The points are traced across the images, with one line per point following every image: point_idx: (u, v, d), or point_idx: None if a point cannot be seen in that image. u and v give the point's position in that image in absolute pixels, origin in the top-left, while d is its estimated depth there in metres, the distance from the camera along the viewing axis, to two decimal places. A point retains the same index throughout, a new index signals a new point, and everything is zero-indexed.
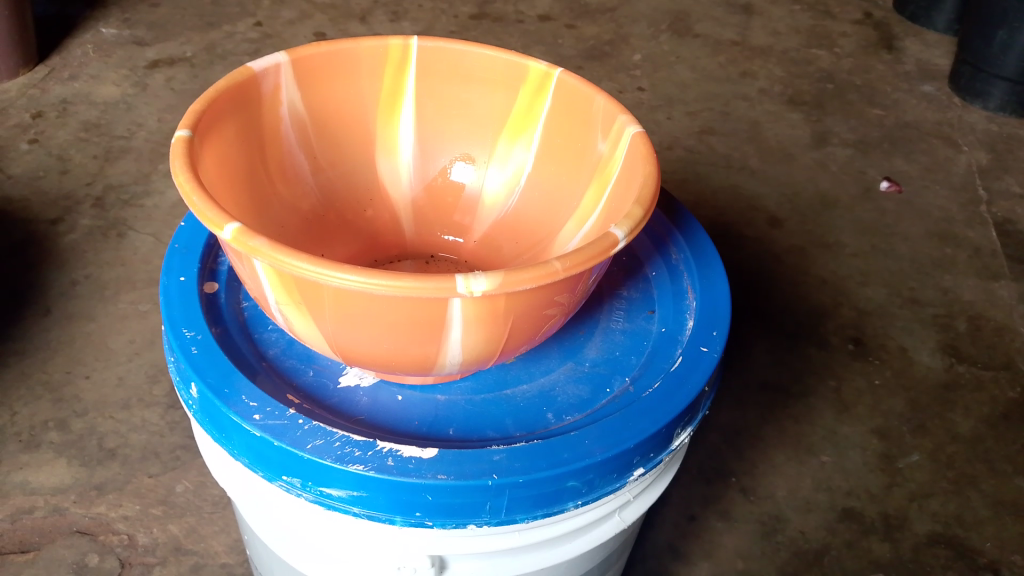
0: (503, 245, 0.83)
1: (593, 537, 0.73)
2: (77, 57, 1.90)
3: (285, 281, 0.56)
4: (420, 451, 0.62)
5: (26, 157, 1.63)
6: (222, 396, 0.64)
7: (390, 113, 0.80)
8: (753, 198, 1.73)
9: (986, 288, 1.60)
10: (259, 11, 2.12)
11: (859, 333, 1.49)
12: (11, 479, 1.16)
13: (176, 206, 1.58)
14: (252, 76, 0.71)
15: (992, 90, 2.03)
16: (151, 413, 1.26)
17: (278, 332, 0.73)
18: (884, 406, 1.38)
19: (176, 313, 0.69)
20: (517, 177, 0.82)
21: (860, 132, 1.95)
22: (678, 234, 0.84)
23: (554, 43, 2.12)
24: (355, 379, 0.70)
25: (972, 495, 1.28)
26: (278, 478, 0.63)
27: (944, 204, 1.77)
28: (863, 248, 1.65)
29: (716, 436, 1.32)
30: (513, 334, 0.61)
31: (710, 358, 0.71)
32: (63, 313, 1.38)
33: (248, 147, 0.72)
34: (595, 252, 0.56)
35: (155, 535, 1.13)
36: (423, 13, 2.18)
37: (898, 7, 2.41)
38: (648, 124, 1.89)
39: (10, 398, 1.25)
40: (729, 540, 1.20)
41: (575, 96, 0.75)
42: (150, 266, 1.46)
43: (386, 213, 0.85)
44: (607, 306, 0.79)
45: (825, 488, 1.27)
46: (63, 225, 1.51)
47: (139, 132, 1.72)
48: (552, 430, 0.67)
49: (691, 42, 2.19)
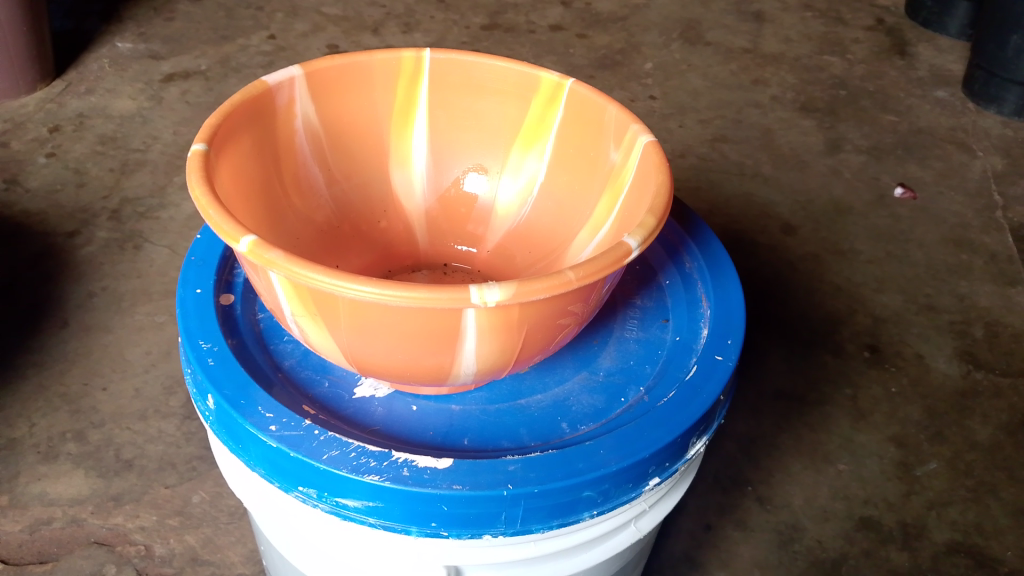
0: (517, 255, 0.84)
1: (610, 547, 0.73)
2: (93, 71, 1.92)
3: (301, 293, 0.57)
4: (436, 461, 0.62)
5: (44, 171, 1.65)
6: (238, 407, 0.64)
7: (404, 124, 0.81)
8: (766, 205, 1.73)
9: (1003, 293, 1.58)
10: (273, 24, 2.14)
11: (875, 340, 1.48)
12: (30, 490, 1.17)
13: (191, 218, 1.59)
14: (266, 89, 0.71)
15: (1006, 94, 2.02)
16: (168, 424, 1.27)
17: (294, 344, 0.73)
18: (901, 414, 1.37)
19: (193, 325, 0.70)
20: (530, 187, 0.82)
21: (873, 138, 1.95)
22: (692, 243, 0.84)
23: (565, 53, 2.12)
24: (370, 390, 0.70)
25: (991, 504, 1.27)
26: (295, 489, 0.63)
27: (959, 209, 1.77)
28: (878, 255, 1.65)
29: (732, 445, 1.31)
30: (529, 344, 0.61)
31: (725, 367, 0.71)
32: (81, 325, 1.39)
33: (264, 159, 0.73)
34: (609, 262, 0.56)
35: (172, 545, 1.14)
36: (435, 24, 2.19)
37: (910, 13, 2.40)
38: (660, 133, 1.89)
39: (28, 410, 1.27)
40: (745, 550, 1.20)
41: (586, 106, 0.75)
42: (166, 278, 1.48)
43: (401, 224, 0.85)
44: (621, 314, 0.79)
45: (842, 497, 1.26)
46: (80, 238, 1.53)
47: (154, 145, 1.74)
48: (567, 440, 0.67)
49: (702, 50, 2.19)
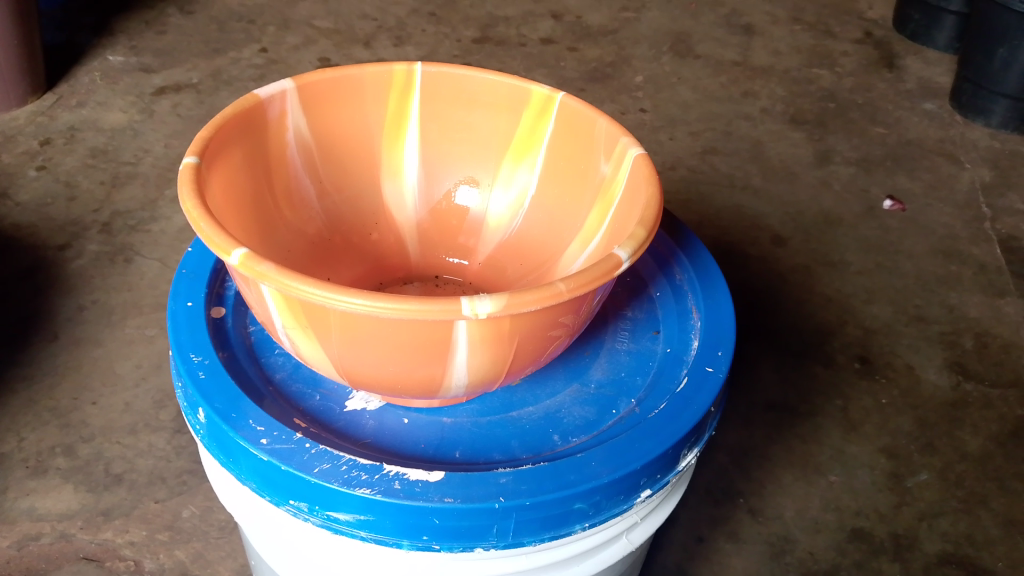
0: (508, 267, 0.84)
1: (601, 560, 0.73)
2: (85, 84, 1.92)
3: (293, 306, 0.57)
4: (427, 474, 0.62)
5: (34, 184, 1.64)
6: (229, 421, 0.64)
7: (395, 137, 0.81)
8: (757, 216, 1.74)
9: (992, 304, 1.59)
10: (265, 37, 2.15)
11: (865, 351, 1.49)
12: (18, 505, 1.16)
13: (182, 231, 1.59)
14: (258, 102, 0.71)
15: (994, 107, 2.04)
16: (158, 438, 1.26)
17: (285, 356, 0.73)
18: (892, 425, 1.38)
19: (184, 337, 0.70)
20: (521, 200, 0.82)
21: (862, 150, 1.96)
22: (682, 254, 0.84)
23: (556, 66, 2.13)
24: (362, 403, 0.70)
25: (982, 514, 1.27)
26: (286, 503, 0.63)
27: (948, 221, 1.78)
28: (868, 266, 1.65)
29: (724, 456, 1.31)
30: (520, 356, 0.61)
31: (715, 379, 0.71)
32: (70, 338, 1.38)
33: (255, 172, 0.73)
34: (599, 274, 0.57)
35: (162, 560, 1.13)
36: (427, 37, 2.20)
37: (898, 26, 2.42)
38: (651, 145, 1.90)
39: (17, 424, 1.26)
40: (738, 562, 1.20)
41: (577, 118, 0.76)
42: (157, 291, 1.47)
43: (392, 236, 0.85)
44: (612, 326, 0.79)
45: (834, 508, 1.27)
46: (70, 251, 1.52)
47: (145, 158, 1.74)
48: (559, 453, 0.67)
49: (692, 63, 2.21)
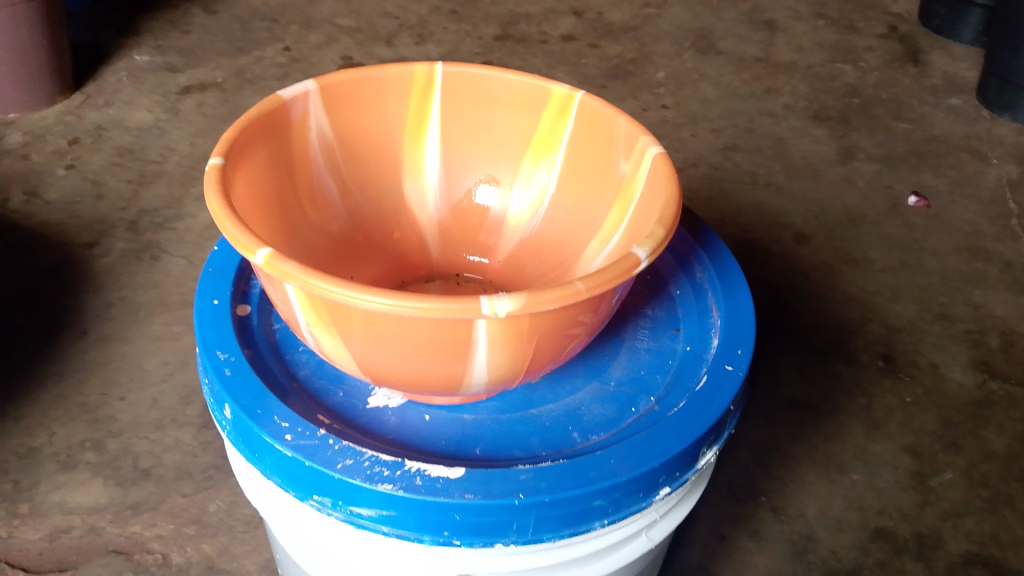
0: (529, 265, 0.84)
1: (621, 557, 0.73)
2: (112, 84, 1.95)
3: (316, 304, 0.58)
4: (448, 471, 0.63)
5: (63, 183, 1.67)
6: (254, 417, 0.65)
7: (416, 137, 0.82)
8: (779, 213, 1.73)
9: (1018, 302, 1.58)
10: (288, 36, 2.17)
11: (889, 349, 1.48)
12: (49, 498, 1.19)
13: (207, 229, 1.61)
14: (282, 103, 0.73)
15: (1021, 102, 2.01)
16: (184, 434, 1.28)
17: (308, 353, 0.74)
18: (916, 424, 1.37)
19: (210, 335, 0.71)
20: (541, 199, 0.83)
21: (886, 146, 1.94)
22: (702, 253, 0.85)
23: (577, 63, 2.13)
24: (384, 400, 0.71)
25: (1008, 514, 1.26)
26: (310, 497, 0.64)
27: (974, 217, 1.76)
28: (891, 264, 1.64)
29: (746, 454, 1.31)
30: (539, 354, 0.62)
31: (735, 377, 0.72)
32: (99, 335, 1.41)
33: (279, 172, 0.74)
34: (618, 273, 0.57)
35: (189, 554, 1.15)
36: (448, 35, 2.21)
37: (923, 20, 2.40)
38: (672, 142, 1.90)
39: (48, 419, 1.28)
40: (759, 560, 1.19)
41: (596, 118, 0.76)
42: (183, 288, 1.49)
43: (414, 234, 0.86)
44: (632, 324, 0.80)
45: (857, 507, 1.26)
46: (98, 249, 1.55)
47: (171, 157, 1.76)
48: (578, 450, 0.67)
49: (714, 59, 2.20)
